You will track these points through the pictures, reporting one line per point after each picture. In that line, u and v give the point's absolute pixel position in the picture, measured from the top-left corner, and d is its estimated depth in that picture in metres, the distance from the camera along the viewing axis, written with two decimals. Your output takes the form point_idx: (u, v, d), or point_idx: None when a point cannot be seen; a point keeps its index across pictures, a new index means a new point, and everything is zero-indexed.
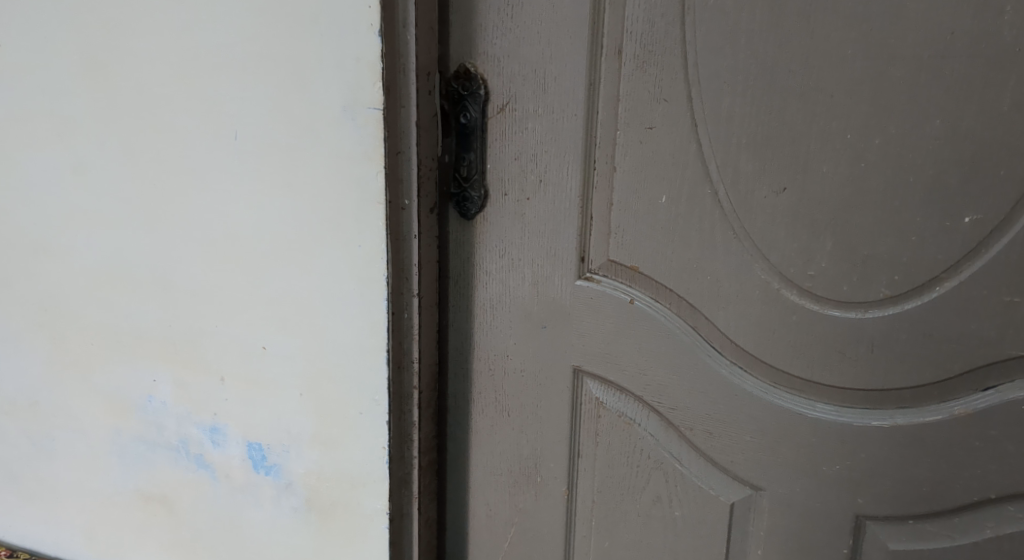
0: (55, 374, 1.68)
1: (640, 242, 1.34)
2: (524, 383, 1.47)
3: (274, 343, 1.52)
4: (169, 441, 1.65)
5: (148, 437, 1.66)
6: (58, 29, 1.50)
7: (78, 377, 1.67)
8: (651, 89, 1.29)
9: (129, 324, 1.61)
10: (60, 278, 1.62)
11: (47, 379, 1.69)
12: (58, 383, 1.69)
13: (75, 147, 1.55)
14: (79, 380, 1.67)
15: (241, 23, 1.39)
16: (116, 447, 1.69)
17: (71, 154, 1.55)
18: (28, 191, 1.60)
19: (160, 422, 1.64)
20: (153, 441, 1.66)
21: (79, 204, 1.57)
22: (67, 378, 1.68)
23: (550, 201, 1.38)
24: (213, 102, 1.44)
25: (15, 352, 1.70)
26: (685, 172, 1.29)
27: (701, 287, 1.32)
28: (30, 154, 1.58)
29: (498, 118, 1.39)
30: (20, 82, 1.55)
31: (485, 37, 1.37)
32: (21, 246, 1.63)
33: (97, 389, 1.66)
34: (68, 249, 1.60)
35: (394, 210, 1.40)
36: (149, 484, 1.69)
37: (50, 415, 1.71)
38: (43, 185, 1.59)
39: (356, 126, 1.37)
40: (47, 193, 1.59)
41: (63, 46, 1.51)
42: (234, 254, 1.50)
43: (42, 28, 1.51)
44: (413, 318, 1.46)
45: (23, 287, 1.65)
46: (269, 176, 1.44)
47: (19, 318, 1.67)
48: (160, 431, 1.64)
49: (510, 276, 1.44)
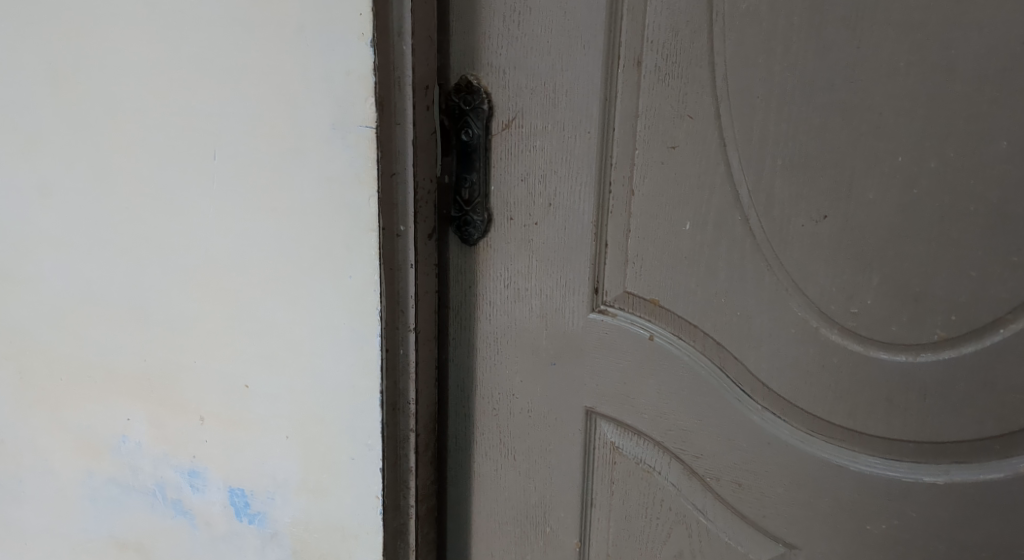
0: (22, 412, 1.56)
1: (660, 273, 1.21)
2: (533, 425, 1.34)
3: (258, 381, 1.39)
4: (145, 485, 1.52)
5: (122, 480, 1.53)
6: (22, 37, 1.38)
7: (46, 415, 1.54)
8: (674, 104, 1.17)
9: (101, 358, 1.48)
10: (26, 307, 1.50)
11: (14, 416, 1.57)
12: (26, 420, 1.56)
13: (40, 166, 1.42)
14: (48, 418, 1.54)
15: (220, 32, 1.27)
16: (88, 490, 1.56)
17: (35, 174, 1.43)
18: None
19: (135, 463, 1.51)
20: (128, 484, 1.53)
21: (46, 228, 1.45)
22: (35, 416, 1.55)
23: (561, 227, 1.26)
24: (191, 118, 1.32)
25: None
26: (713, 196, 1.17)
27: (730, 323, 1.19)
28: None
29: (503, 135, 1.26)
30: None
31: (491, 47, 1.24)
32: None
33: (67, 427, 1.54)
34: (34, 277, 1.48)
35: (389, 237, 1.27)
36: (124, 531, 1.56)
37: (18, 454, 1.59)
38: (8, 207, 1.46)
39: (346, 146, 1.24)
40: (11, 215, 1.46)
41: (28, 56, 1.38)
42: (214, 284, 1.37)
43: (6, 36, 1.38)
44: (409, 355, 1.33)
45: None
46: (252, 200, 1.32)
47: None
48: (136, 474, 1.52)
49: (516, 308, 1.31)
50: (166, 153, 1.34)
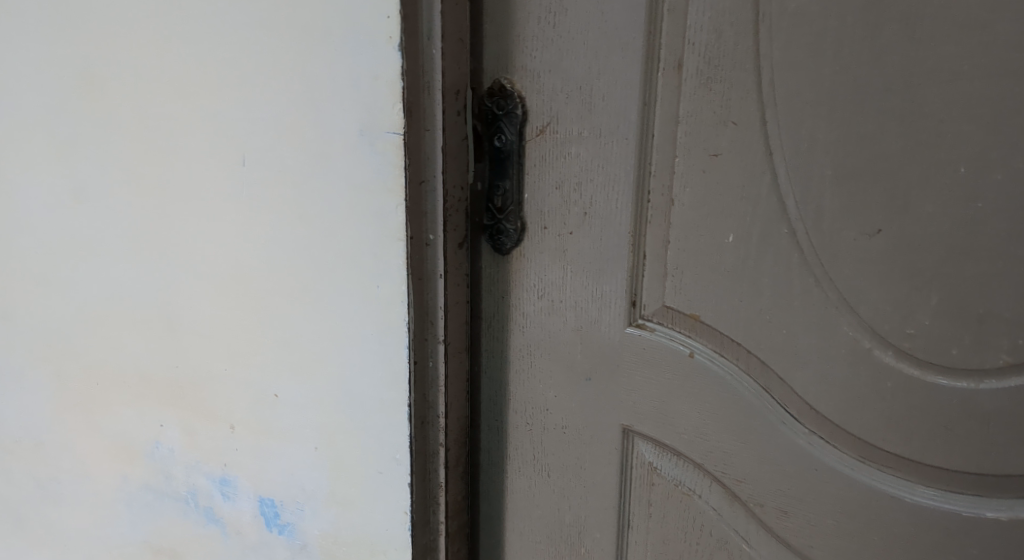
0: (60, 415, 1.54)
1: (701, 287, 1.15)
2: (567, 442, 1.29)
3: (287, 391, 1.35)
4: (177, 491, 1.49)
5: (156, 486, 1.50)
6: (56, 39, 1.35)
7: (84, 419, 1.52)
8: (717, 110, 1.10)
9: (134, 364, 1.45)
10: (62, 311, 1.48)
11: (52, 419, 1.55)
12: (63, 424, 1.55)
13: (72, 170, 1.40)
14: (85, 422, 1.53)
15: (246, 35, 1.23)
16: (123, 495, 1.54)
17: (68, 178, 1.41)
18: (29, 217, 1.46)
19: (168, 470, 1.48)
20: (161, 490, 1.50)
21: (81, 232, 1.42)
22: (72, 420, 1.54)
23: (597, 238, 1.20)
24: (219, 122, 1.28)
25: (20, 388, 1.56)
26: (757, 207, 1.10)
27: (775, 341, 1.12)
28: (31, 176, 1.43)
29: (537, 141, 1.21)
30: (18, 98, 1.40)
31: (524, 50, 1.19)
32: (22, 275, 1.49)
33: (102, 431, 1.52)
34: (68, 281, 1.46)
35: (417, 247, 1.22)
36: (157, 537, 1.53)
37: (57, 457, 1.58)
38: (44, 211, 1.44)
39: (373, 152, 1.19)
40: (46, 219, 1.44)
41: (61, 58, 1.36)
42: (243, 292, 1.34)
43: (40, 38, 1.36)
44: (438, 368, 1.28)
45: (27, 321, 1.51)
46: (279, 207, 1.27)
47: (23, 353, 1.54)
48: (169, 480, 1.49)
49: (550, 321, 1.26)
50: (195, 159, 1.31)
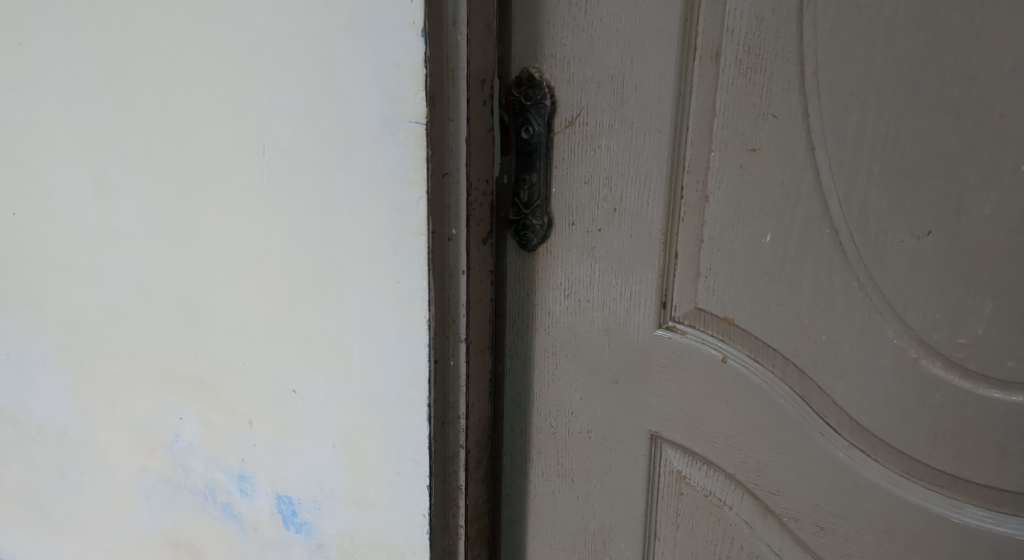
0: (83, 405, 1.51)
1: (735, 289, 1.09)
2: (592, 447, 1.24)
3: (305, 386, 1.30)
4: (196, 486, 1.45)
5: (174, 479, 1.47)
6: (77, 21, 1.31)
7: (105, 409, 1.49)
8: (757, 102, 1.04)
9: (156, 355, 1.41)
10: (85, 300, 1.44)
11: (75, 409, 1.52)
12: (85, 414, 1.51)
13: (94, 155, 1.36)
14: (106, 412, 1.49)
15: (265, 19, 1.18)
16: (143, 487, 1.51)
17: (90, 163, 1.37)
18: (51, 203, 1.42)
19: (187, 463, 1.45)
20: (179, 484, 1.47)
21: (103, 219, 1.38)
22: (94, 410, 1.50)
23: (627, 235, 1.14)
24: (240, 110, 1.23)
25: (43, 377, 1.53)
26: (798, 206, 1.04)
27: (814, 347, 1.06)
28: (53, 162, 1.39)
29: (566, 134, 1.16)
30: (39, 81, 1.36)
31: (554, 37, 1.13)
32: (44, 263, 1.46)
33: (124, 422, 1.48)
34: (90, 270, 1.42)
35: (438, 241, 1.17)
36: (175, 530, 1.50)
37: (79, 447, 1.54)
38: (67, 197, 1.40)
39: (394, 142, 1.14)
40: (68, 205, 1.40)
41: (84, 41, 1.31)
42: (261, 286, 1.29)
43: (60, 19, 1.32)
44: (459, 367, 1.22)
45: (49, 309, 1.48)
46: (299, 197, 1.22)
47: (45, 342, 1.50)
48: (187, 474, 1.45)
49: (577, 321, 1.21)
50: (215, 146, 1.26)
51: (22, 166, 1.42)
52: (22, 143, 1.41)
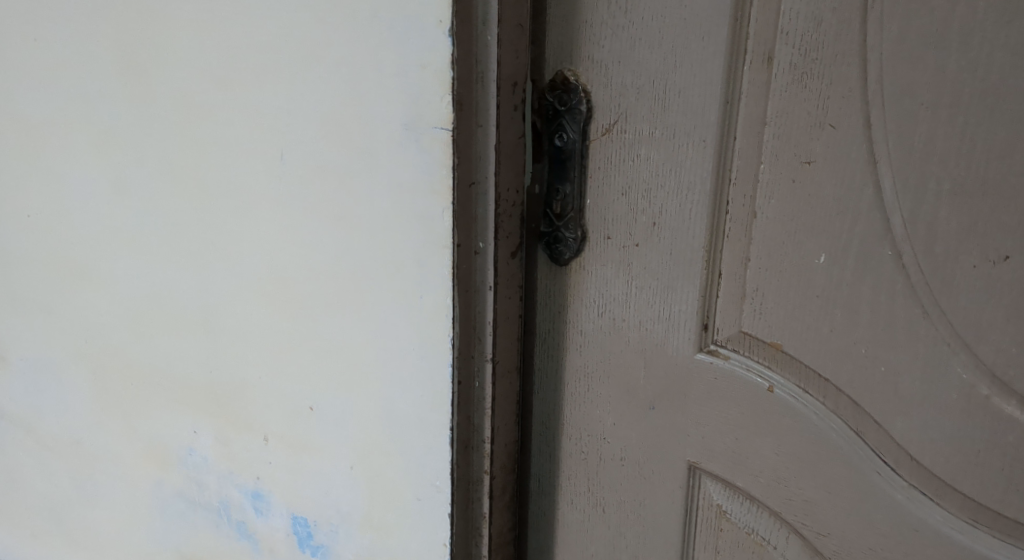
0: (97, 413, 1.43)
1: (785, 313, 1.01)
2: (626, 475, 1.16)
3: (322, 402, 1.21)
4: (210, 502, 1.36)
5: (189, 494, 1.38)
6: (88, 13, 1.23)
7: (119, 418, 1.41)
8: (812, 110, 0.95)
9: (169, 366, 1.32)
10: (98, 306, 1.36)
11: (89, 418, 1.44)
12: (99, 424, 1.43)
13: (109, 156, 1.28)
14: (120, 422, 1.41)
15: (281, 15, 1.09)
16: (157, 501, 1.42)
17: (105, 165, 1.29)
18: (64, 204, 1.34)
19: (201, 478, 1.36)
20: (194, 499, 1.38)
21: (117, 222, 1.30)
22: (108, 420, 1.42)
23: (667, 251, 1.06)
24: (257, 111, 1.14)
25: (58, 383, 1.46)
26: (857, 224, 0.95)
27: (871, 379, 0.98)
28: (66, 161, 1.32)
29: (602, 141, 1.08)
30: (51, 76, 1.29)
31: (592, 38, 1.05)
32: (57, 266, 1.38)
33: (138, 433, 1.40)
34: (105, 277, 1.34)
35: (464, 256, 1.08)
36: (190, 546, 1.42)
37: (92, 457, 1.47)
38: (80, 198, 1.33)
39: (419, 149, 1.05)
40: (83, 207, 1.33)
41: (96, 34, 1.23)
42: (278, 296, 1.20)
43: (72, 11, 1.24)
44: (485, 389, 1.14)
45: (63, 314, 1.41)
46: (318, 204, 1.13)
47: (59, 348, 1.43)
48: (202, 489, 1.36)
49: (611, 341, 1.13)
50: (232, 148, 1.17)
51: (36, 164, 1.35)
52: (36, 140, 1.34)
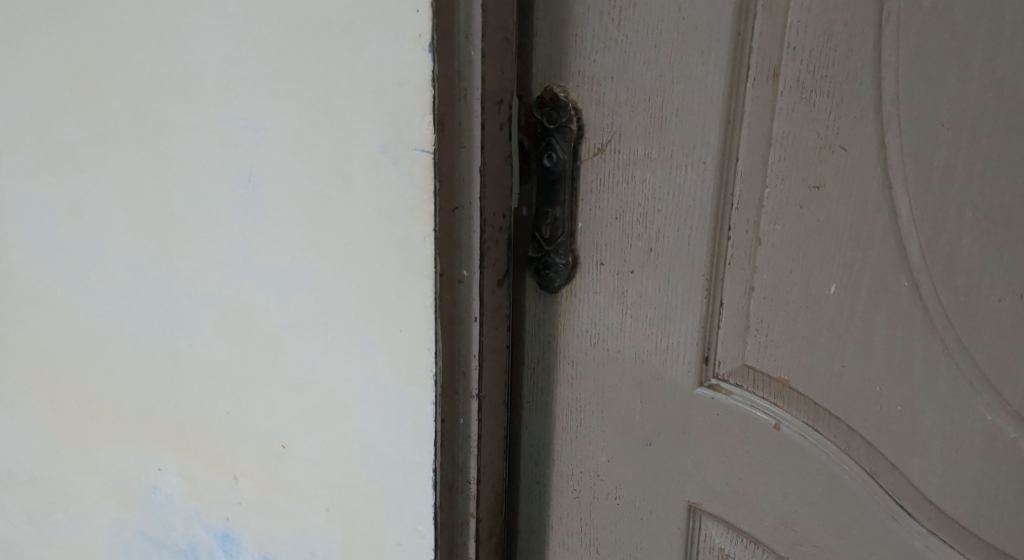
0: (56, 449, 1.34)
1: (791, 346, 0.95)
2: (621, 515, 1.09)
3: (297, 441, 1.13)
4: (176, 544, 1.28)
5: (153, 535, 1.30)
6: (41, 26, 1.15)
7: (78, 455, 1.32)
8: (821, 131, 0.89)
9: (132, 400, 1.24)
10: (56, 336, 1.28)
11: (46, 454, 1.36)
12: (57, 460, 1.35)
13: (66, 178, 1.20)
14: (80, 459, 1.32)
15: (249, 29, 1.01)
16: (121, 541, 1.34)
17: (62, 187, 1.20)
18: (17, 228, 1.26)
19: (166, 519, 1.27)
20: (159, 541, 1.29)
21: (74, 248, 1.22)
22: (68, 456, 1.34)
23: (665, 279, 1.00)
24: (222, 131, 1.06)
25: (13, 416, 1.37)
26: (870, 253, 0.89)
27: (886, 419, 0.92)
28: (18, 183, 1.24)
29: (594, 162, 1.00)
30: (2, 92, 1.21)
31: (583, 52, 0.98)
32: (11, 294, 1.30)
33: (99, 471, 1.31)
34: (63, 306, 1.26)
35: (448, 285, 1.01)
36: None
37: (51, 495, 1.38)
38: (34, 223, 1.24)
39: (397, 173, 0.98)
40: (38, 232, 1.24)
41: (50, 48, 1.15)
42: (249, 327, 1.12)
43: (24, 24, 1.16)
44: (471, 426, 1.06)
45: (18, 345, 1.32)
46: (290, 230, 1.06)
47: (15, 379, 1.35)
48: (167, 530, 1.28)
49: (605, 373, 1.06)
50: (196, 170, 1.09)
51: None
52: None
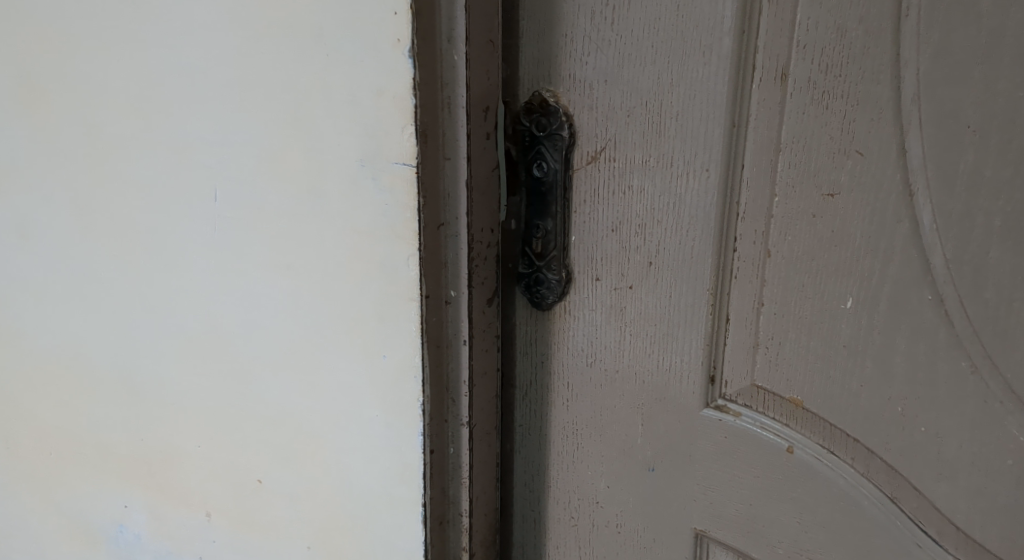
0: (13, 487, 1.26)
1: (805, 364, 0.89)
2: (623, 544, 1.02)
3: (274, 475, 1.06)
4: None
5: None
6: None
7: (37, 494, 1.24)
8: (835, 134, 0.83)
9: (94, 434, 1.16)
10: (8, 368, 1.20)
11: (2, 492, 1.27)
12: (14, 499, 1.27)
13: (14, 200, 1.11)
14: (38, 497, 1.24)
15: (211, 36, 0.94)
16: None
17: (9, 208, 1.12)
18: None
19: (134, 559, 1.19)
20: None
21: (25, 275, 1.14)
22: (25, 495, 1.25)
23: (666, 294, 0.93)
24: (184, 146, 0.99)
25: None
26: (889, 265, 0.83)
27: (908, 440, 0.86)
28: None
29: (587, 170, 0.94)
30: None
31: (574, 54, 0.92)
32: None
33: (59, 509, 1.23)
34: (13, 334, 1.18)
35: (434, 307, 0.94)
36: None
37: (8, 535, 1.30)
38: None
39: (377, 188, 0.91)
40: None
41: None
42: (220, 355, 1.05)
43: None
44: (461, 456, 0.99)
45: None
46: (261, 251, 0.98)
47: None
48: None
49: (603, 394, 0.99)
50: (156, 188, 1.02)
51: None
52: None
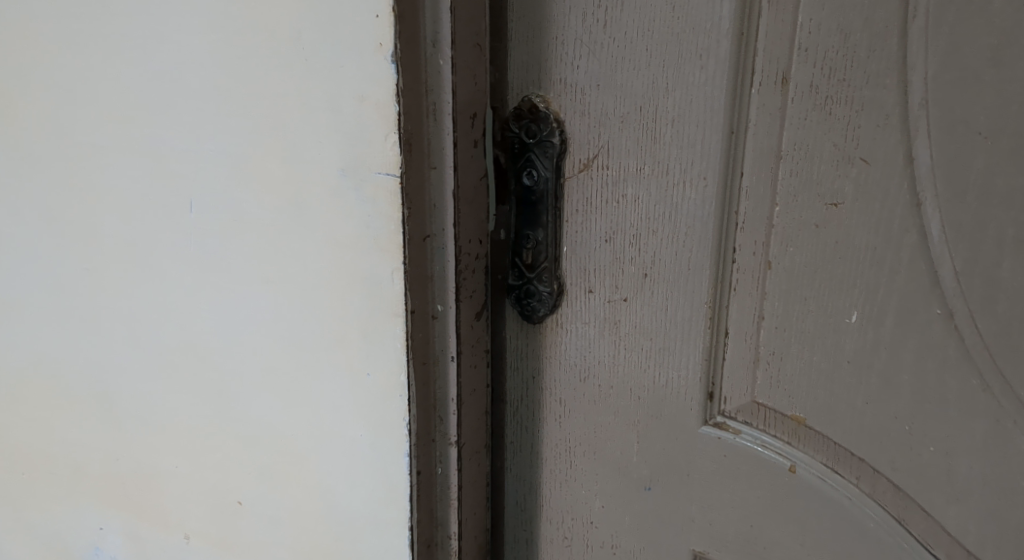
0: None
1: (807, 381, 0.85)
2: None
3: (254, 497, 1.02)
4: None
5: None
6: None
7: (8, 515, 1.19)
8: (839, 141, 0.80)
9: (67, 454, 1.12)
10: None
11: None
12: None
13: None
14: (11, 518, 1.19)
15: (185, 39, 0.90)
16: None
17: None
18: None
19: None
20: None
21: None
22: None
23: (662, 307, 0.89)
24: (158, 155, 0.94)
25: None
26: (896, 277, 0.80)
27: (916, 460, 0.82)
28: None
29: (580, 179, 0.90)
30: None
31: (565, 58, 0.88)
32: None
33: (32, 532, 1.18)
34: None
35: (420, 322, 0.90)
36: None
37: None
38: None
39: (359, 199, 0.87)
40: None
41: None
42: (198, 372, 1.01)
43: None
44: (450, 476, 0.95)
45: None
46: (240, 264, 0.94)
47: None
48: None
49: (597, 411, 0.95)
50: (129, 199, 0.97)
51: None
52: None
